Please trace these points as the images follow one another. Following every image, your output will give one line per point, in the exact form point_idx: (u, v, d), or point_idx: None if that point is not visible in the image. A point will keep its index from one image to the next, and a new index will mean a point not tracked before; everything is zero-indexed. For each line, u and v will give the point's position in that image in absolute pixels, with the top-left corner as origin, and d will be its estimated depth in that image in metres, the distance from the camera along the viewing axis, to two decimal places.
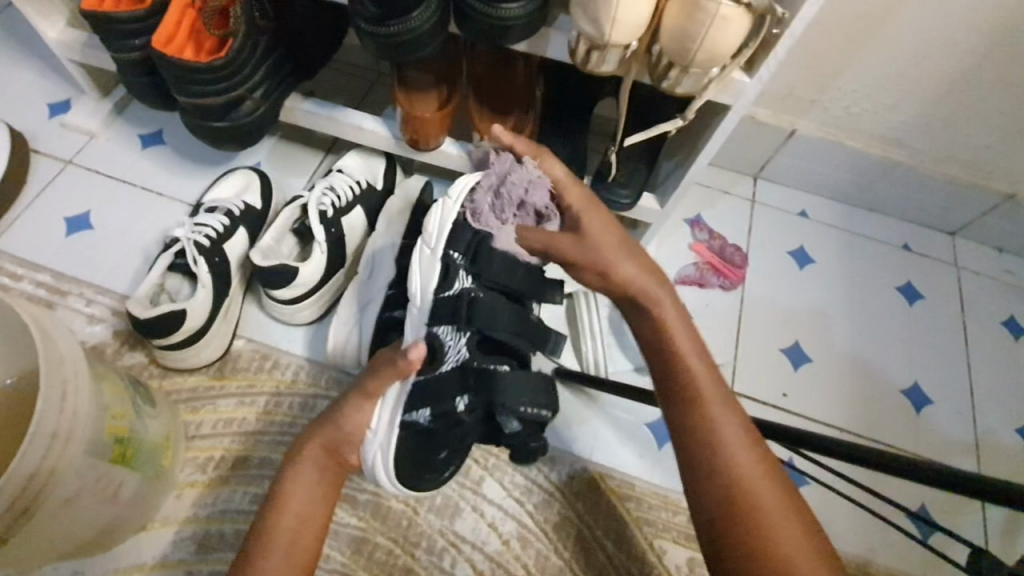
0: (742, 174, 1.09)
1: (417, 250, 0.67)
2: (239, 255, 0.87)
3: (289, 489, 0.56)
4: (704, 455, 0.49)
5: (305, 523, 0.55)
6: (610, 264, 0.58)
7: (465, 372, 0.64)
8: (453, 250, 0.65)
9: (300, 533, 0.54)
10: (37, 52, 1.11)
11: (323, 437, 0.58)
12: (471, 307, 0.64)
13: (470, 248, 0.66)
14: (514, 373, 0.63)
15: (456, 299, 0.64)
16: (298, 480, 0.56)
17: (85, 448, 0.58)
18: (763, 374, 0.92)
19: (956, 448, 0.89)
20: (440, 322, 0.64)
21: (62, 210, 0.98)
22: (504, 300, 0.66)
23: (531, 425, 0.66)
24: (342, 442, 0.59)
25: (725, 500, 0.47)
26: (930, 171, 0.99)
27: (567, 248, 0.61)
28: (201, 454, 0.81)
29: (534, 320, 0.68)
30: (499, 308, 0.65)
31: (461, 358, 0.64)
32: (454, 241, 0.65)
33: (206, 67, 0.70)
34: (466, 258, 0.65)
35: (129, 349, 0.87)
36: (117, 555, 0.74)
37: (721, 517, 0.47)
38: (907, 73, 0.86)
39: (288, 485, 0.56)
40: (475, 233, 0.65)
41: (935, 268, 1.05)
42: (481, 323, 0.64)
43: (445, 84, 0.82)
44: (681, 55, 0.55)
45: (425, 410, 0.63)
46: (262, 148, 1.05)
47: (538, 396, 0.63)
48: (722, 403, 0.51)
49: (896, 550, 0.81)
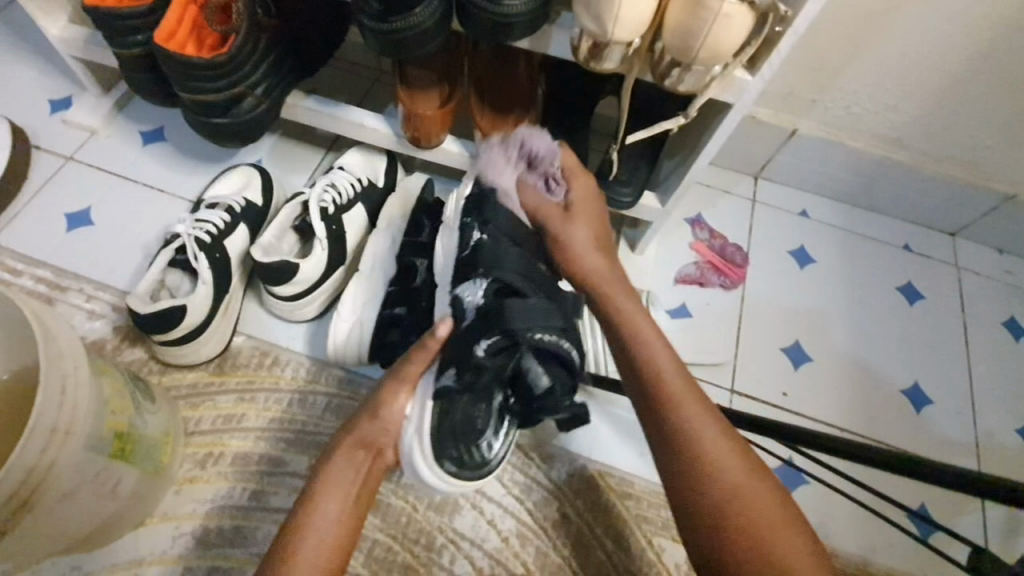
0: (742, 174, 1.09)
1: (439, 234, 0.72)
2: (239, 252, 0.87)
3: (322, 487, 0.55)
4: (673, 443, 0.51)
5: (340, 519, 0.54)
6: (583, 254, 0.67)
7: (479, 318, 0.58)
8: (464, 215, 0.68)
9: (330, 534, 0.52)
10: (39, 48, 1.11)
11: (360, 435, 0.59)
12: (478, 255, 0.62)
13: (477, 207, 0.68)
14: (523, 301, 0.57)
15: (469, 256, 0.64)
16: (332, 477, 0.56)
17: (85, 442, 0.58)
18: (764, 374, 0.92)
19: (956, 448, 0.89)
20: (457, 283, 0.62)
21: (63, 205, 0.98)
22: (511, 245, 0.64)
23: (557, 371, 0.59)
24: (375, 440, 0.59)
25: (708, 496, 0.48)
26: (930, 171, 0.99)
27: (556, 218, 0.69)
28: (201, 450, 0.81)
29: (542, 271, 0.65)
30: (506, 251, 0.62)
31: (479, 304, 0.59)
32: (465, 208, 0.69)
33: (206, 63, 0.70)
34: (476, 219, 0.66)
35: (129, 344, 0.87)
36: (116, 551, 0.74)
37: (700, 510, 0.48)
38: (908, 73, 0.86)
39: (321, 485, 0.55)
40: (481, 193, 0.69)
41: (935, 268, 1.05)
42: (489, 264, 0.61)
43: (447, 82, 0.82)
44: (684, 53, 0.55)
45: (450, 372, 0.58)
46: (263, 145, 1.05)
47: (553, 321, 0.58)
48: (691, 403, 0.53)
49: (895, 549, 0.81)
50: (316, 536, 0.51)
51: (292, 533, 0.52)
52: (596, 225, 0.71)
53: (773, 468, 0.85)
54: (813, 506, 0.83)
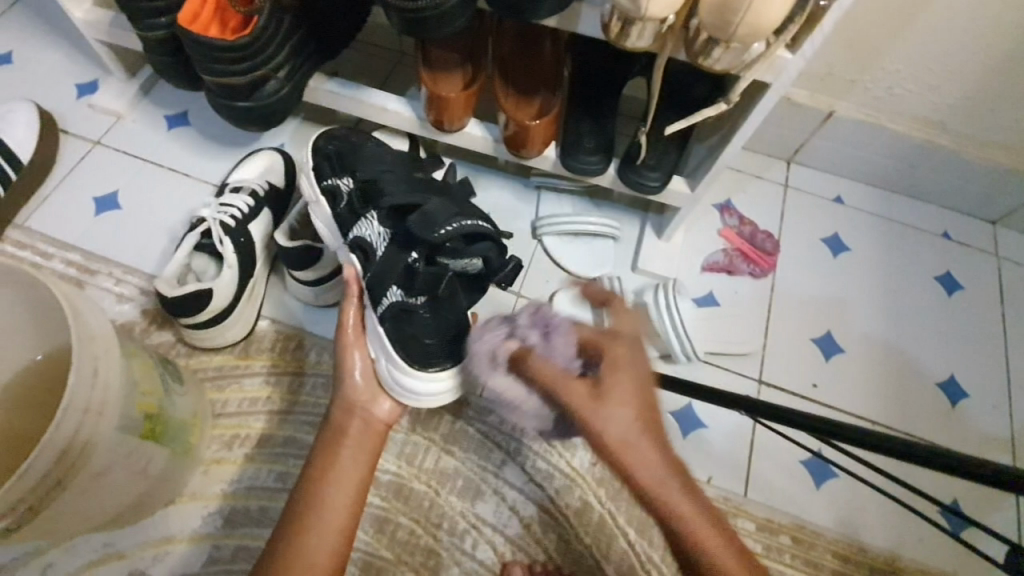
0: (773, 158, 1.06)
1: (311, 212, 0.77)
2: (264, 236, 0.87)
3: (327, 468, 0.57)
4: None
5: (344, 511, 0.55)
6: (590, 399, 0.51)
7: (396, 239, 0.66)
8: (325, 177, 0.75)
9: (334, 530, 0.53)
10: (64, 33, 1.12)
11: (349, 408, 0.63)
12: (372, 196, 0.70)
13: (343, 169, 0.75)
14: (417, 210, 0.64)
15: (364, 197, 0.70)
16: (335, 456, 0.58)
17: (116, 424, 0.59)
18: (793, 365, 0.90)
19: (993, 443, 0.87)
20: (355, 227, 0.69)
21: (90, 190, 0.99)
22: (388, 174, 0.72)
23: (481, 249, 0.66)
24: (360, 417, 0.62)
25: None
26: (974, 157, 0.94)
27: (579, 396, 0.52)
28: (227, 432, 0.82)
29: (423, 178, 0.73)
30: (385, 183, 0.70)
31: (383, 235, 0.67)
32: (319, 175, 0.76)
33: (229, 45, 0.69)
34: (336, 175, 0.74)
35: (157, 327, 0.88)
36: (147, 528, 0.76)
37: None
38: (956, 53, 0.81)
39: (323, 469, 0.56)
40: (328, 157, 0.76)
41: (975, 258, 1.00)
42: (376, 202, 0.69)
43: (470, 64, 0.80)
44: (721, 29, 0.52)
45: (395, 287, 0.66)
46: (285, 129, 1.05)
47: (450, 210, 0.65)
48: None
49: (926, 545, 0.79)
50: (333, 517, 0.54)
51: (300, 519, 0.53)
52: (637, 390, 0.51)
53: (801, 460, 0.83)
54: (841, 500, 0.81)
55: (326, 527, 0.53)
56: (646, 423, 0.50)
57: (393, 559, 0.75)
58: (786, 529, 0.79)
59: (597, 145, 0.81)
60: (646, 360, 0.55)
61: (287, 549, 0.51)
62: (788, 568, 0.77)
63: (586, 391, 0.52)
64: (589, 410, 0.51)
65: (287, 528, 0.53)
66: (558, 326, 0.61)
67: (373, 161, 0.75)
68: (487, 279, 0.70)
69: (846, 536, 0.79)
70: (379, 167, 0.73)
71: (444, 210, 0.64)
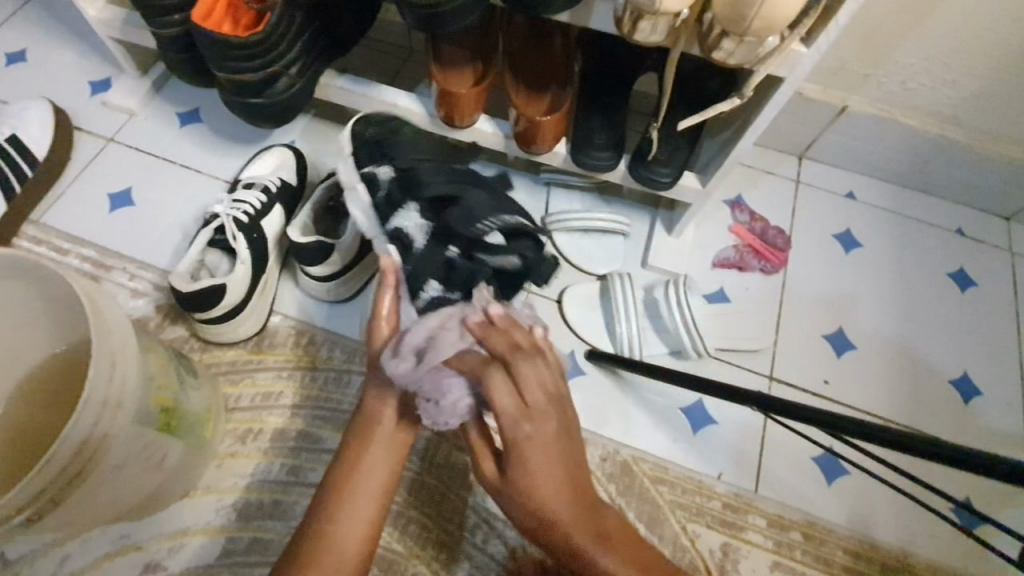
0: (784, 153, 1.05)
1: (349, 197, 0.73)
2: (276, 232, 0.88)
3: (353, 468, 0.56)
4: None
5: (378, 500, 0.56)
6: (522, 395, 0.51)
7: (438, 233, 0.72)
8: (364, 163, 0.74)
9: (361, 519, 0.54)
10: (78, 31, 1.13)
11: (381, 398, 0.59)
12: (412, 186, 0.72)
13: (380, 154, 0.75)
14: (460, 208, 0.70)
15: (405, 186, 0.72)
16: (360, 454, 0.57)
17: (133, 417, 0.60)
18: (804, 361, 0.90)
19: (1007, 440, 0.86)
20: (394, 217, 0.71)
21: (105, 186, 1.00)
22: (426, 164, 0.75)
23: (517, 244, 0.72)
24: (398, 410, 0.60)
25: None
26: (988, 152, 0.93)
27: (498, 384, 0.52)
28: (241, 426, 0.83)
29: (458, 170, 0.76)
30: (427, 175, 0.72)
31: (426, 230, 0.71)
32: (358, 160, 0.75)
33: (241, 42, 0.69)
34: (377, 162, 0.74)
35: (171, 323, 0.89)
36: (164, 520, 0.77)
37: None
38: (971, 47, 0.80)
39: (353, 461, 0.57)
40: (369, 141, 0.76)
41: (989, 254, 0.99)
42: (417, 194, 0.71)
43: (481, 59, 0.80)
44: (735, 24, 0.52)
45: (434, 281, 0.69)
46: (296, 125, 1.05)
47: (491, 209, 0.71)
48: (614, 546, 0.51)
49: (939, 543, 0.78)
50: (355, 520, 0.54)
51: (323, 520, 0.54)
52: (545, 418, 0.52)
53: (813, 456, 0.83)
54: (853, 497, 0.80)
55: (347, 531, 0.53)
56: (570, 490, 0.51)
57: (405, 553, 0.76)
58: (797, 525, 0.79)
59: (608, 140, 0.81)
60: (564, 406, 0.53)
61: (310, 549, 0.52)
62: (800, 564, 0.77)
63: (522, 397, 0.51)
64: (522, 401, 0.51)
65: (311, 526, 0.54)
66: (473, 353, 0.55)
67: (409, 155, 0.75)
68: (517, 280, 0.75)
69: (858, 532, 0.79)
70: (418, 162, 0.75)
71: (487, 210, 0.71)
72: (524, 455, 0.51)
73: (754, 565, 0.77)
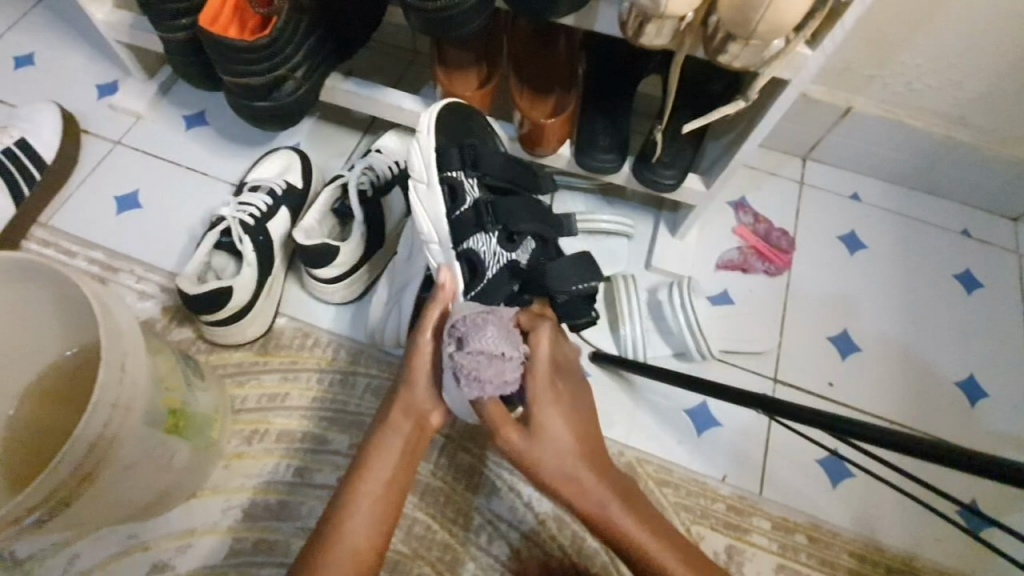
0: (789, 155, 1.05)
1: (411, 188, 0.71)
2: (282, 234, 0.88)
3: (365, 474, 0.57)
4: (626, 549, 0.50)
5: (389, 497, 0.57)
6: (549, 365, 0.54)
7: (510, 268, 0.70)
8: (449, 171, 0.71)
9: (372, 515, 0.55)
10: (86, 34, 1.14)
11: (405, 408, 0.60)
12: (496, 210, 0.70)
13: (463, 163, 0.72)
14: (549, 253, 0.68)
15: (485, 205, 0.71)
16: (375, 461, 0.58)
17: (142, 418, 0.60)
18: (808, 362, 0.89)
19: (1014, 443, 0.85)
20: (469, 236, 0.70)
21: (112, 189, 1.01)
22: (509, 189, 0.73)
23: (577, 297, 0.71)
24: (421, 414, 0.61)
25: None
26: (995, 153, 0.93)
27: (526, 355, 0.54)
28: (247, 427, 0.83)
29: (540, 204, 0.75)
30: (514, 203, 0.71)
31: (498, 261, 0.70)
32: (443, 164, 0.71)
33: (248, 46, 0.70)
34: (462, 173, 0.72)
35: (177, 324, 0.90)
36: (171, 520, 0.78)
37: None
38: (978, 48, 0.80)
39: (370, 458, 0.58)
40: (460, 149, 0.72)
41: (995, 255, 0.99)
42: (501, 219, 0.70)
43: (485, 62, 0.82)
44: (741, 27, 0.52)
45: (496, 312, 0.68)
46: (301, 128, 1.06)
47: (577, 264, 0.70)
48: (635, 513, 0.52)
49: (945, 545, 0.78)
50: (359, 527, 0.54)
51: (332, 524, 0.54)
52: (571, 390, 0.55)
53: (818, 460, 0.82)
54: (858, 499, 0.80)
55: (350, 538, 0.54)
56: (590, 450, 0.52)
57: (410, 554, 0.76)
58: (802, 528, 0.79)
59: (611, 142, 0.82)
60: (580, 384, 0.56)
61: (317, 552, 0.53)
62: (805, 567, 0.77)
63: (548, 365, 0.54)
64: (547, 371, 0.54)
65: (321, 531, 0.54)
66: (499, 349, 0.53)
67: (502, 175, 0.74)
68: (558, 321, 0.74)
69: (863, 535, 0.78)
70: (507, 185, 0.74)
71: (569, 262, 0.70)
72: (550, 406, 0.52)
73: (759, 568, 0.77)
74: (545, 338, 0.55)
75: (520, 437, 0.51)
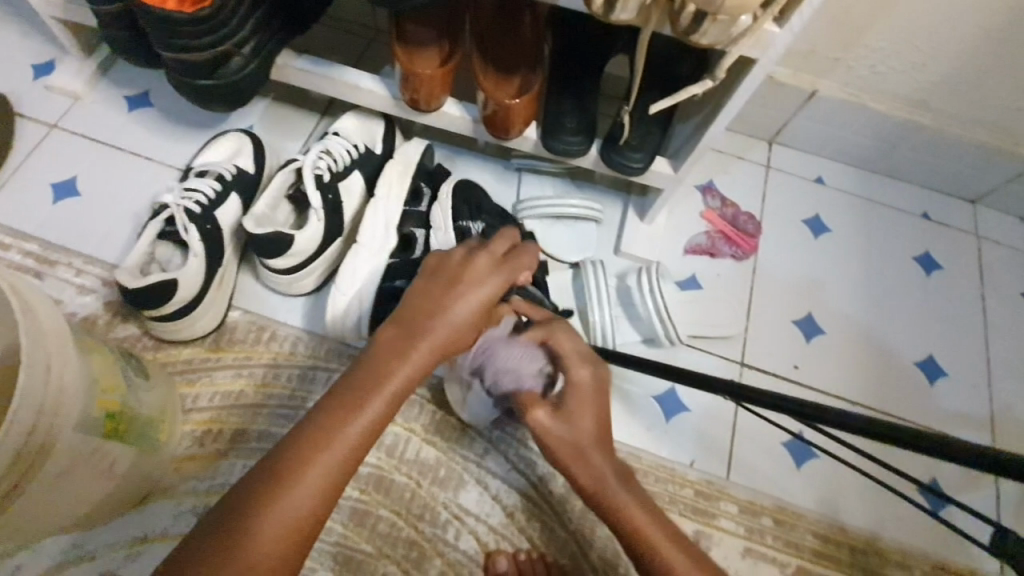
0: (756, 139, 1.04)
1: (380, 204, 0.80)
2: (232, 223, 0.83)
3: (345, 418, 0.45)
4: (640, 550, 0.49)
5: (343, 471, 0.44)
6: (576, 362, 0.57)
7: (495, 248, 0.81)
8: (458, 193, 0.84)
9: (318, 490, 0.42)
10: (13, 7, 1.04)
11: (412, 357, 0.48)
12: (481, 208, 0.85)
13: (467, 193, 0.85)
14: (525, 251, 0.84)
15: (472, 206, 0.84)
16: (383, 372, 0.47)
17: (75, 424, 0.55)
18: (775, 347, 0.90)
19: (967, 421, 0.88)
20: (462, 218, 0.82)
21: (47, 176, 0.93)
22: (488, 202, 0.87)
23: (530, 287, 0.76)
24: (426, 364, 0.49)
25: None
26: (955, 136, 0.94)
27: (563, 346, 0.57)
28: (199, 427, 0.79)
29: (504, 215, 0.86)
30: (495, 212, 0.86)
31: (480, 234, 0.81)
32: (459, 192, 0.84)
33: (188, 19, 0.64)
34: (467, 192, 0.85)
35: (121, 320, 0.84)
36: (118, 529, 0.74)
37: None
38: (940, 29, 0.80)
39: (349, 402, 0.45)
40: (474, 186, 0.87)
41: (954, 237, 1.01)
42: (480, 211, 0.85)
43: (447, 39, 0.76)
44: (708, 4, 0.50)
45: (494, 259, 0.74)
46: (253, 110, 1.00)
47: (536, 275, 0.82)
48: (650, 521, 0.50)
49: (905, 523, 0.80)
50: (341, 455, 0.43)
51: (308, 441, 0.43)
52: (602, 396, 0.56)
53: (783, 442, 0.83)
54: (822, 480, 0.82)
55: (326, 466, 0.43)
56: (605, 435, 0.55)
57: (375, 552, 0.74)
58: (768, 511, 0.79)
59: (579, 124, 0.79)
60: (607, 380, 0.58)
61: (280, 473, 0.42)
62: (770, 549, 0.78)
63: (579, 361, 0.57)
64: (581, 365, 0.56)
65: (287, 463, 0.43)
66: (509, 364, 0.59)
67: (500, 219, 0.85)
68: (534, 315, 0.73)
69: (827, 515, 0.80)
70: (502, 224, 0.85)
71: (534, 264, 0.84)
72: (581, 391, 0.56)
73: (725, 552, 0.77)
74: (569, 338, 0.58)
75: (551, 415, 0.55)
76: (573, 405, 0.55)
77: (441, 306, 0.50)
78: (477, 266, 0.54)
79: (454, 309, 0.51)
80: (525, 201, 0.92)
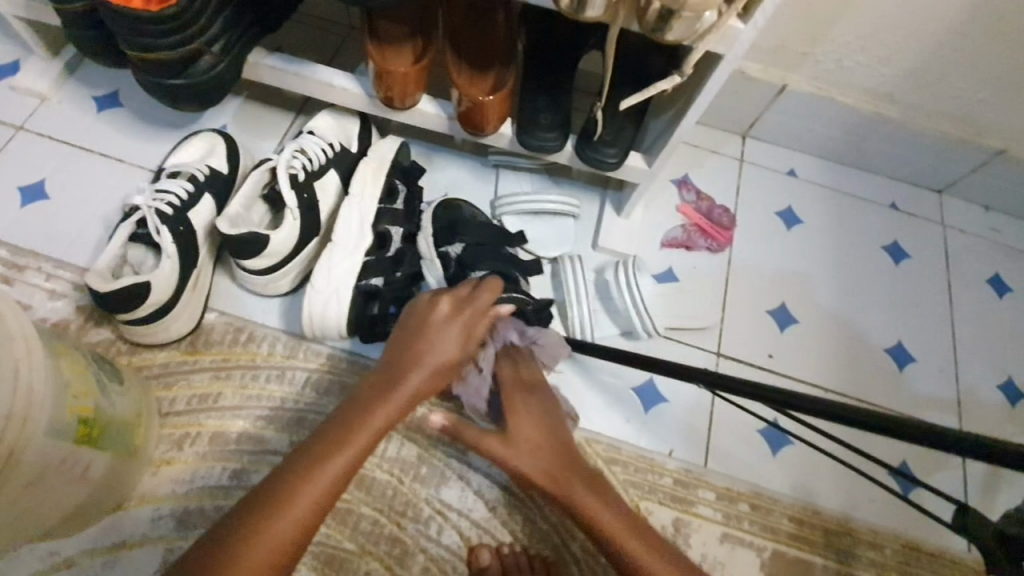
0: (730, 133, 1.06)
1: (350, 203, 0.80)
2: (207, 224, 0.82)
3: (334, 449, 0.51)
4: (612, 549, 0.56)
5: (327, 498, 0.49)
6: (517, 390, 0.65)
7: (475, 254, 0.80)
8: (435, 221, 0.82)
9: (302, 515, 0.48)
10: None
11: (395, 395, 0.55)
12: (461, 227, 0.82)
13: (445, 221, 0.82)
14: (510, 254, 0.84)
15: (451, 227, 0.82)
16: (367, 408, 0.53)
17: (44, 430, 0.54)
18: (751, 337, 0.92)
19: (936, 405, 0.91)
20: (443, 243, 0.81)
21: (13, 179, 0.91)
22: (468, 217, 0.84)
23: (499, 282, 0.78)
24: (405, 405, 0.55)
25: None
26: (920, 127, 0.97)
27: (507, 375, 0.66)
28: (177, 431, 0.78)
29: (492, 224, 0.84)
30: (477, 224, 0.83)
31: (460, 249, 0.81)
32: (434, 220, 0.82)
33: (155, 17, 0.63)
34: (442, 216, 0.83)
35: (94, 325, 0.83)
36: (94, 535, 0.73)
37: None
38: (903, 24, 0.82)
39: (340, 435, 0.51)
40: (448, 208, 0.84)
41: (922, 227, 1.04)
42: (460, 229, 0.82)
43: (421, 36, 0.76)
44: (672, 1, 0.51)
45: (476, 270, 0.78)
46: (226, 109, 0.99)
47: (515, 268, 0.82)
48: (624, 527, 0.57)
49: (876, 505, 0.83)
50: (329, 481, 0.49)
51: (299, 470, 0.49)
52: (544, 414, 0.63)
53: (758, 430, 0.85)
54: (797, 466, 0.83)
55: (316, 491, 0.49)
56: (564, 459, 0.61)
57: (358, 550, 0.74)
58: (745, 496, 0.81)
59: (554, 120, 0.80)
60: (542, 397, 0.65)
61: (278, 497, 0.48)
62: (747, 534, 0.80)
63: (514, 387, 0.65)
64: (517, 392, 0.65)
65: (281, 486, 0.48)
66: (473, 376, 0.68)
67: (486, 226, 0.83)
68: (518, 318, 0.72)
69: (801, 499, 0.82)
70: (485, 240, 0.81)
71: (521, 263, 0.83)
72: (521, 414, 0.63)
73: (704, 538, 0.79)
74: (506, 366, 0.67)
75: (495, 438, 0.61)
76: (514, 427, 0.61)
77: (419, 349, 0.58)
78: (440, 308, 0.61)
79: (432, 348, 0.58)
80: (503, 197, 0.92)
